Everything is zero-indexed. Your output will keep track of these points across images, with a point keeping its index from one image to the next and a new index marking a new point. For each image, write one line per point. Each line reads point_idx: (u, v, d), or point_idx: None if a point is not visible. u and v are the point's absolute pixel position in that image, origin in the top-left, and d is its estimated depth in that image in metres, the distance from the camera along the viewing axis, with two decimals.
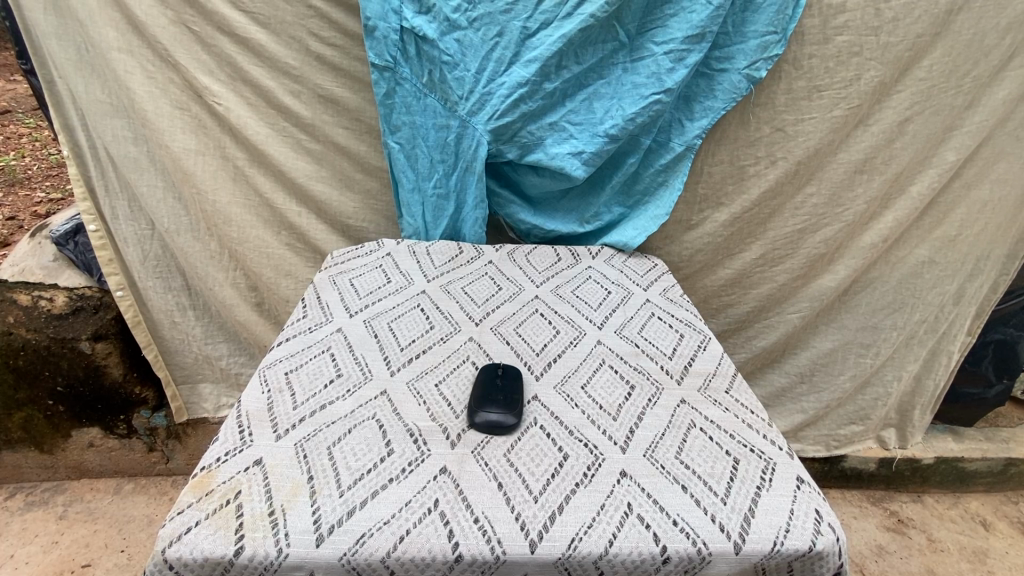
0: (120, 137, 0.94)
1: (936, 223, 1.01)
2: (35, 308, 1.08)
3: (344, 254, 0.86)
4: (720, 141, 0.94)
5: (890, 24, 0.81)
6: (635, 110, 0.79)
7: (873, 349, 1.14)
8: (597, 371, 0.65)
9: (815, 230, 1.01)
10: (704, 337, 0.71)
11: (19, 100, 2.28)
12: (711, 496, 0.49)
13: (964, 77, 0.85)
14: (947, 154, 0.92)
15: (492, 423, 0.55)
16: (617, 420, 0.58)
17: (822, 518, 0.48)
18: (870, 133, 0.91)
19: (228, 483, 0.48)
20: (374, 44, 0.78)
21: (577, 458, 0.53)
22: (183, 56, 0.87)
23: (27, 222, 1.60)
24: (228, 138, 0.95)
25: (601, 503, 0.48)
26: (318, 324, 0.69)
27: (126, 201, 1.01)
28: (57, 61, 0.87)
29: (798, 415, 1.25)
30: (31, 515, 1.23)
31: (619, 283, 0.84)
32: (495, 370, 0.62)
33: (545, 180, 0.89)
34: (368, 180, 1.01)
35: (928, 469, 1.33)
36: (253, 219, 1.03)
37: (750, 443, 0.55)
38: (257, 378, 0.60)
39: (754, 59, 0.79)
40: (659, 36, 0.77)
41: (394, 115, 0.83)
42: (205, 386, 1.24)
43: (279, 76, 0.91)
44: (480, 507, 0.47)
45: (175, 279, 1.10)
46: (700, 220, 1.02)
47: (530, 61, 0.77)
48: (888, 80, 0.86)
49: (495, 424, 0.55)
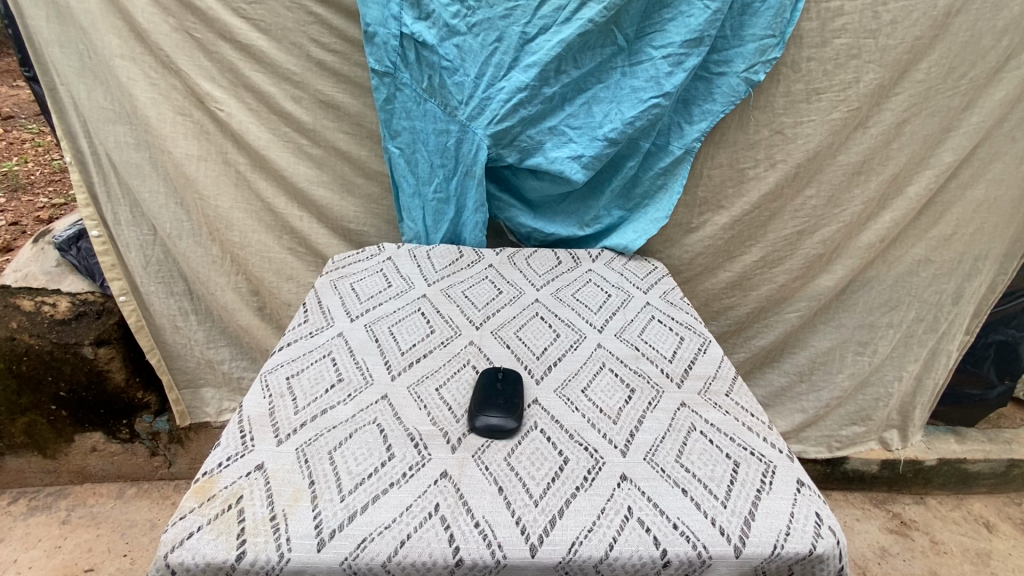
0: (122, 144, 0.95)
1: (935, 223, 1.00)
2: (38, 313, 1.08)
3: (345, 259, 0.87)
4: (719, 144, 0.94)
5: (888, 26, 0.81)
6: (634, 113, 0.79)
7: (873, 350, 1.14)
8: (598, 375, 0.65)
9: (813, 231, 1.01)
10: (704, 340, 0.71)
11: (22, 106, 2.29)
12: (711, 500, 0.49)
13: (960, 79, 0.85)
14: (944, 155, 0.92)
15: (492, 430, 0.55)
16: (617, 424, 0.58)
17: (822, 521, 0.48)
18: (868, 135, 0.91)
19: (230, 488, 0.48)
20: (374, 50, 0.79)
21: (577, 462, 0.53)
22: (186, 62, 0.87)
23: (30, 227, 1.61)
24: (230, 144, 0.96)
25: (601, 507, 0.48)
26: (319, 329, 0.70)
27: (128, 206, 1.02)
28: (60, 68, 0.88)
29: (799, 416, 1.25)
30: (34, 520, 1.24)
31: (619, 287, 0.84)
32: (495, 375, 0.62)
33: (545, 184, 0.89)
34: (369, 184, 1.02)
35: (931, 471, 1.32)
36: (255, 224, 1.03)
37: (750, 446, 0.55)
38: (259, 383, 0.60)
39: (752, 63, 0.80)
40: (657, 41, 0.78)
41: (394, 120, 0.84)
42: (207, 391, 1.24)
43: (280, 82, 0.91)
44: (480, 511, 0.47)
45: (177, 283, 1.11)
46: (700, 222, 1.03)
47: (529, 66, 0.77)
48: (886, 82, 0.86)
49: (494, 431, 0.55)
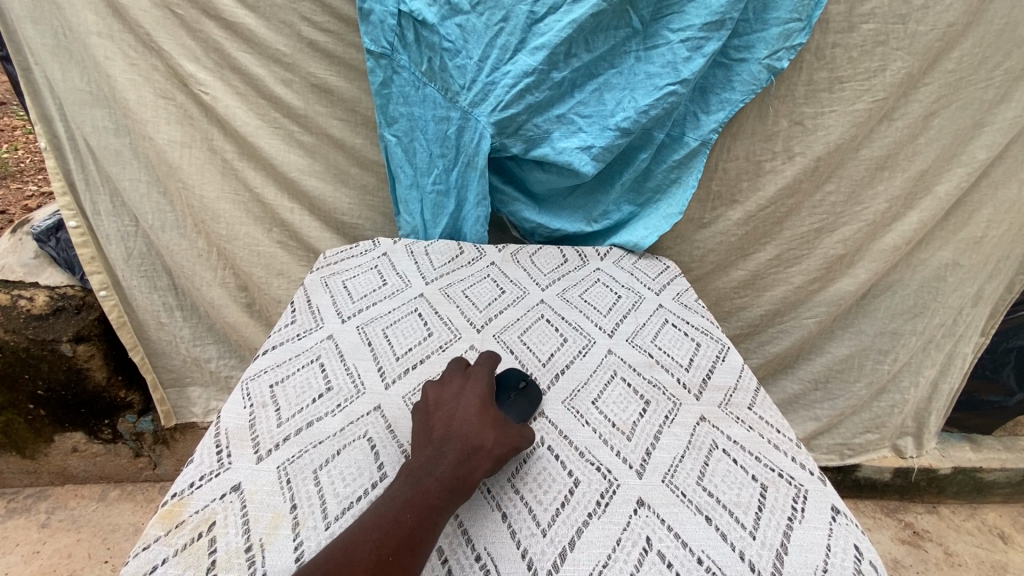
0: (100, 128, 0.89)
1: (960, 223, 0.95)
2: (14, 308, 1.02)
3: (337, 254, 0.81)
4: (737, 136, 0.89)
5: (920, 12, 0.75)
6: (648, 102, 0.74)
7: (891, 355, 1.09)
8: (609, 385, 0.60)
9: (832, 230, 0.96)
10: (723, 347, 0.66)
11: (12, 91, 2.22)
12: (738, 530, 0.44)
13: (994, 70, 0.80)
14: (974, 151, 0.86)
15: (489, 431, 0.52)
16: (632, 441, 0.53)
17: (862, 555, 0.43)
18: (894, 128, 0.85)
19: (201, 514, 0.43)
20: (370, 29, 0.73)
21: (589, 484, 0.48)
22: (167, 41, 0.81)
23: (17, 216, 1.56)
24: (216, 129, 0.90)
25: (616, 538, 0.44)
26: (307, 331, 0.64)
27: (108, 195, 0.96)
28: (32, 46, 0.82)
29: (811, 423, 1.21)
30: (13, 523, 1.19)
31: (630, 287, 0.79)
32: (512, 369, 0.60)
33: (551, 176, 0.84)
34: (365, 174, 0.96)
35: (944, 480, 1.28)
36: (243, 215, 0.98)
37: (778, 467, 0.50)
38: (240, 391, 0.55)
39: (776, 48, 0.74)
40: (675, 23, 0.72)
41: (390, 106, 0.78)
42: (194, 390, 1.20)
43: (269, 64, 0.85)
44: (483, 543, 0.43)
45: (161, 278, 1.05)
46: (713, 219, 0.98)
47: (536, 49, 0.71)
48: (916, 72, 0.80)
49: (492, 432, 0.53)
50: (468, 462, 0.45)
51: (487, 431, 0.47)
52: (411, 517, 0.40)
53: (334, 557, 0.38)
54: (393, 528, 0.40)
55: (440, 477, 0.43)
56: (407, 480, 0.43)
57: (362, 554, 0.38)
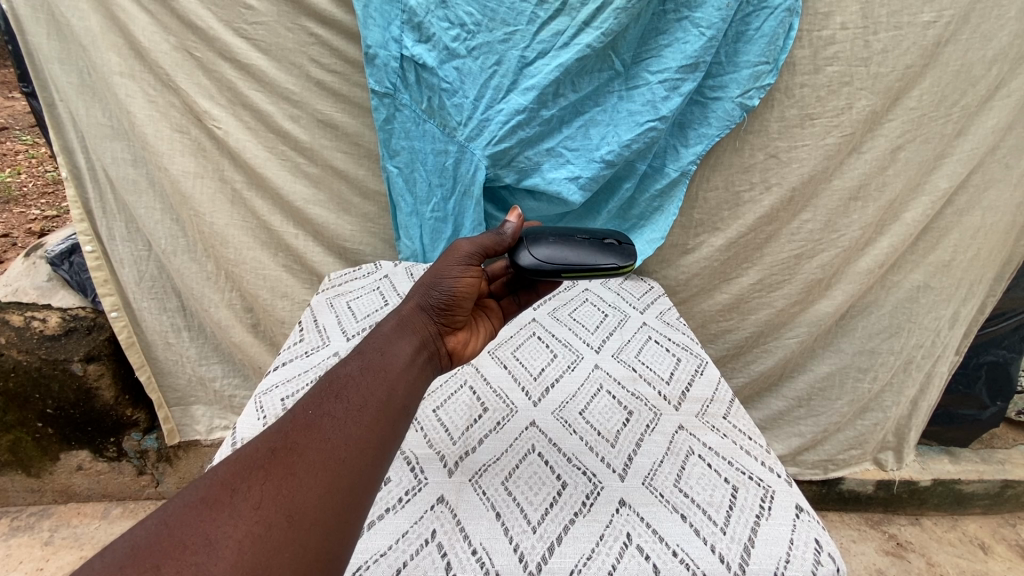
0: (119, 159, 0.95)
1: (928, 248, 1.01)
2: (27, 329, 1.05)
3: (342, 277, 0.89)
4: (716, 167, 0.96)
5: (879, 55, 0.82)
6: (630, 136, 0.80)
7: (871, 373, 1.14)
8: (596, 397, 0.65)
9: (811, 257, 1.02)
10: (701, 361, 0.71)
11: (18, 117, 2.28)
12: (711, 526, 0.48)
13: (953, 107, 0.86)
14: (938, 181, 0.93)
15: (520, 254, 0.61)
16: (615, 447, 0.58)
17: (822, 548, 0.47)
18: (863, 160, 0.92)
19: None
20: (375, 72, 0.79)
21: (575, 487, 0.53)
22: (184, 80, 0.88)
23: (22, 240, 1.61)
24: (227, 161, 0.96)
25: (600, 534, 0.48)
26: (315, 348, 0.70)
27: (124, 222, 1.02)
28: (59, 84, 0.88)
29: (795, 438, 1.27)
30: (17, 540, 1.22)
31: (615, 306, 0.85)
32: (605, 238, 0.66)
33: (542, 204, 0.90)
34: (366, 203, 1.01)
35: (925, 491, 1.33)
36: (251, 241, 1.04)
37: (748, 471, 0.54)
38: (254, 404, 0.60)
39: (747, 88, 0.80)
40: (654, 66, 0.78)
41: (393, 140, 0.85)
42: (198, 408, 1.24)
43: (278, 101, 0.91)
44: (478, 539, 0.47)
45: (170, 300, 1.11)
46: (696, 245, 1.04)
47: (528, 89, 0.78)
48: (878, 110, 0.87)
49: (534, 250, 0.61)
50: (403, 320, 0.52)
51: (418, 285, 0.56)
52: (355, 396, 0.44)
53: (276, 440, 0.40)
54: (340, 405, 0.43)
55: (380, 349, 0.49)
56: (352, 361, 0.47)
57: (312, 431, 0.41)
